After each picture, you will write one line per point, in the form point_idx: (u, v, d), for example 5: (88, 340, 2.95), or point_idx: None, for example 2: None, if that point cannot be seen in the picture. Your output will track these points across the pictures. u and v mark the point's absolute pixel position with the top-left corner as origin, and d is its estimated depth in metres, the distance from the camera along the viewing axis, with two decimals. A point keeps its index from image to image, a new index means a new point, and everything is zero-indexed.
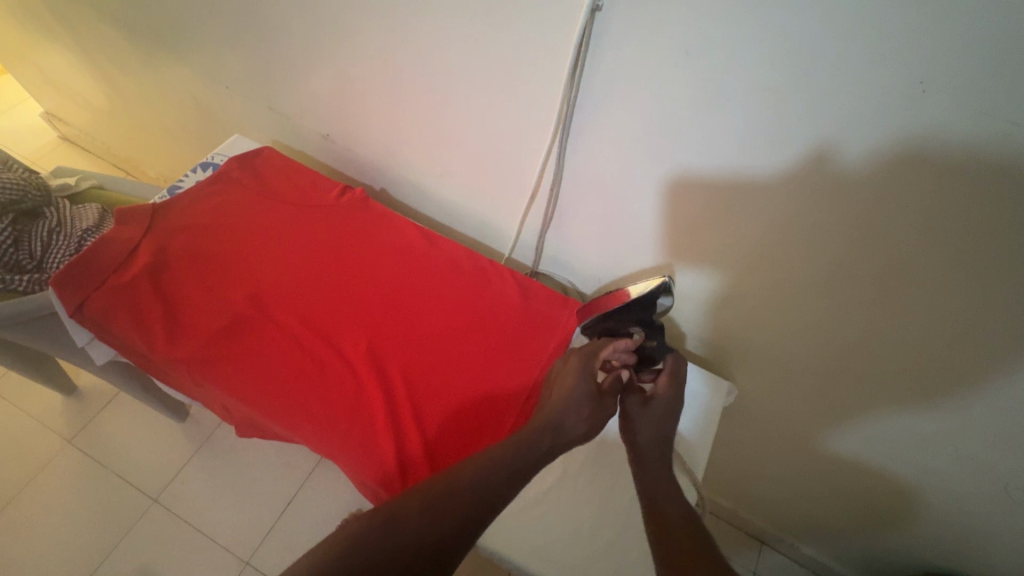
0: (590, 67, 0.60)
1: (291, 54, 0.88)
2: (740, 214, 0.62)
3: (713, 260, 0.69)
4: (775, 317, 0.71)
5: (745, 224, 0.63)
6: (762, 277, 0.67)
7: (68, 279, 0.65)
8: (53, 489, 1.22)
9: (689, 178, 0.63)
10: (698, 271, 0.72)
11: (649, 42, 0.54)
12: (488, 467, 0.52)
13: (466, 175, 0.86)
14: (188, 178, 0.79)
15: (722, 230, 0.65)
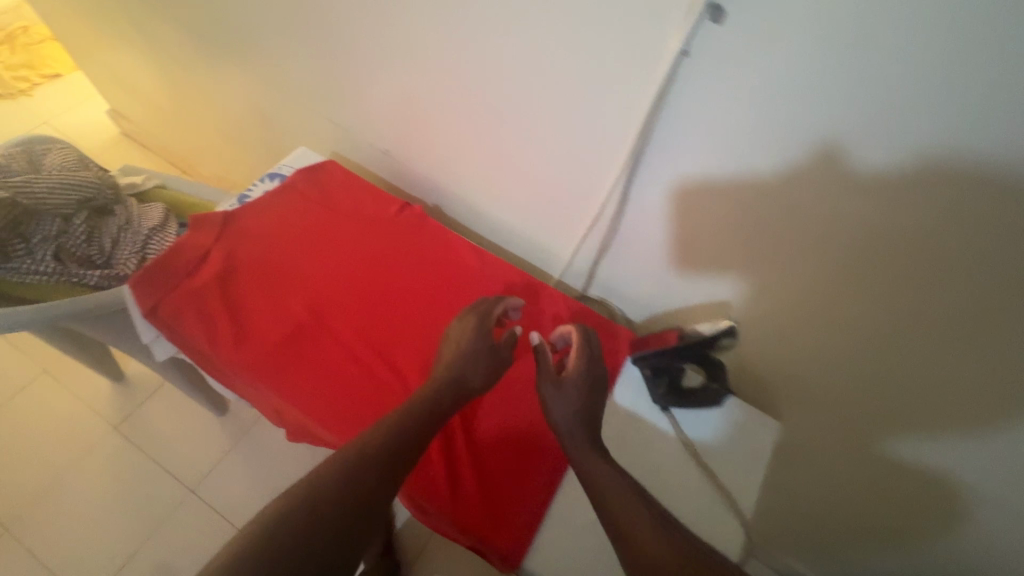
0: (665, 102, 0.60)
1: (360, 71, 0.91)
2: (807, 256, 0.61)
3: (774, 300, 0.68)
4: (834, 363, 0.69)
5: (812, 267, 0.62)
6: (825, 320, 0.65)
7: (145, 282, 0.68)
8: (97, 473, 1.27)
9: (757, 216, 0.62)
10: (757, 308, 0.71)
11: (730, 83, 0.54)
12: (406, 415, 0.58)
13: (524, 197, 0.87)
14: (256, 188, 0.83)
15: (787, 270, 0.64)
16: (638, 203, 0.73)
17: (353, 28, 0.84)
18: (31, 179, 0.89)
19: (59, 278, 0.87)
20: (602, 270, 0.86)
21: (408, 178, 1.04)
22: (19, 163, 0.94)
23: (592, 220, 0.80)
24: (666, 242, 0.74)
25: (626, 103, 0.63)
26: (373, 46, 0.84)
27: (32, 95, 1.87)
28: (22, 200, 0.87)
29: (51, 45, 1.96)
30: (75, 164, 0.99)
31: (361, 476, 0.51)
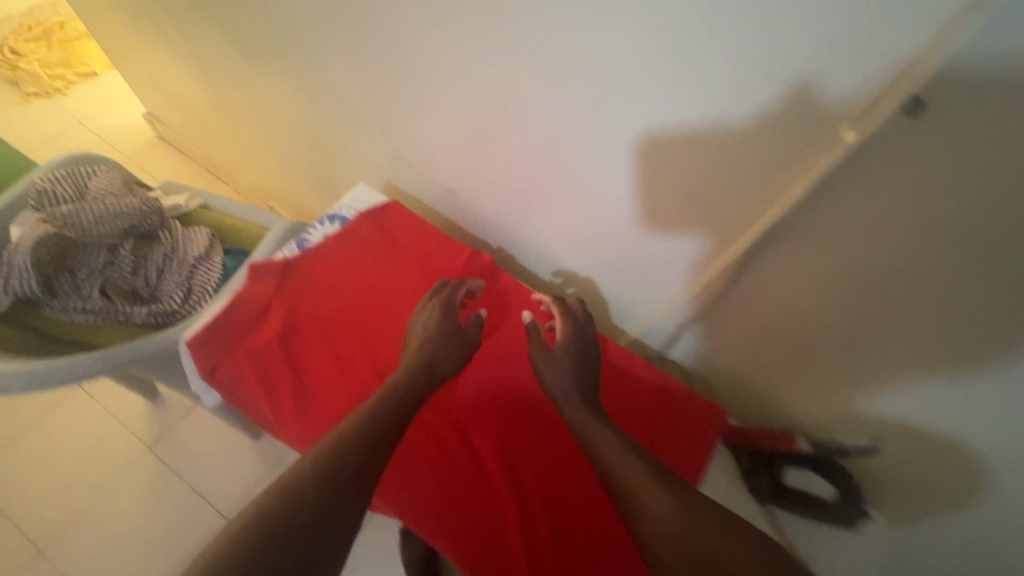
0: (815, 181, 0.46)
1: (410, 102, 0.78)
2: (988, 390, 0.46)
3: (921, 425, 0.53)
4: (996, 526, 0.51)
5: (992, 402, 0.47)
6: (992, 467, 0.50)
7: (204, 343, 0.64)
8: (127, 496, 1.24)
9: (914, 322, 0.49)
10: (893, 427, 0.56)
11: (919, 171, 0.40)
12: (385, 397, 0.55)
13: (602, 254, 0.74)
14: (313, 231, 0.76)
15: (952, 399, 0.49)
16: (739, 283, 0.61)
17: (396, 54, 0.72)
18: (76, 209, 0.84)
19: (105, 316, 0.84)
20: (685, 337, 0.74)
21: (455, 215, 0.92)
22: (65, 189, 0.90)
23: (677, 288, 0.69)
24: (769, 325, 0.62)
25: (745, 173, 0.51)
26: (418, 75, 0.72)
27: (67, 93, 1.84)
28: (68, 233, 0.82)
29: (86, 42, 1.92)
30: (119, 187, 0.94)
31: (364, 445, 0.49)
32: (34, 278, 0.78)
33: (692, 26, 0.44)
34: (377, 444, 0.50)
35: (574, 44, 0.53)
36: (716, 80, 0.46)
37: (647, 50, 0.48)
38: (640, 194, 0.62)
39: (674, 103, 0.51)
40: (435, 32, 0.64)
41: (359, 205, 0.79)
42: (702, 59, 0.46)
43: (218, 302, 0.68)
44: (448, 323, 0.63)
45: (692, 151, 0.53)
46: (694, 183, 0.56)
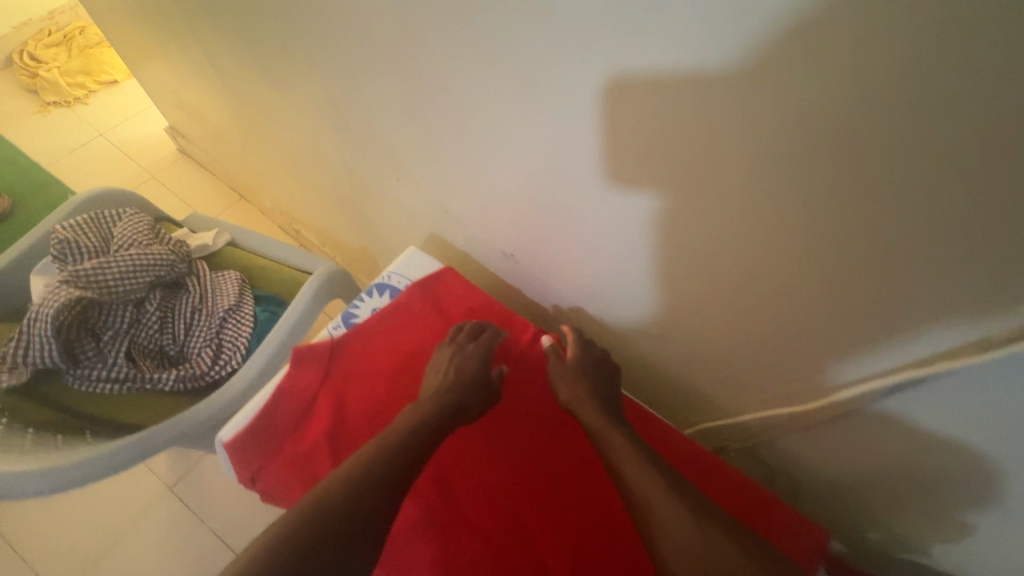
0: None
1: (466, 158, 0.68)
2: None
3: None
4: None
5: None
6: None
7: (243, 447, 0.58)
8: (149, 542, 1.17)
9: None
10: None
11: None
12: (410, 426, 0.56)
13: (693, 335, 0.65)
14: (362, 302, 0.69)
15: None
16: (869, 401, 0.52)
17: (456, 112, 0.62)
18: (100, 263, 0.77)
19: (130, 384, 0.76)
20: (781, 439, 0.66)
21: (510, 271, 0.84)
22: (88, 239, 0.83)
23: (785, 384, 0.60)
24: (898, 441, 0.54)
25: (905, 301, 0.42)
26: (480, 138, 0.63)
27: (88, 102, 1.78)
28: (90, 293, 0.75)
29: (107, 48, 1.85)
30: (145, 233, 0.87)
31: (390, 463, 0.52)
32: (54, 346, 0.71)
33: (873, 146, 0.34)
34: (401, 461, 0.52)
35: (691, 142, 0.43)
36: (894, 205, 0.36)
37: (797, 160, 0.39)
38: (753, 294, 0.53)
39: (824, 218, 0.41)
40: (507, 100, 0.54)
41: (411, 272, 0.71)
42: (878, 182, 0.36)
43: (260, 394, 0.61)
44: (472, 365, 0.62)
45: (837, 269, 0.44)
46: (832, 298, 0.47)
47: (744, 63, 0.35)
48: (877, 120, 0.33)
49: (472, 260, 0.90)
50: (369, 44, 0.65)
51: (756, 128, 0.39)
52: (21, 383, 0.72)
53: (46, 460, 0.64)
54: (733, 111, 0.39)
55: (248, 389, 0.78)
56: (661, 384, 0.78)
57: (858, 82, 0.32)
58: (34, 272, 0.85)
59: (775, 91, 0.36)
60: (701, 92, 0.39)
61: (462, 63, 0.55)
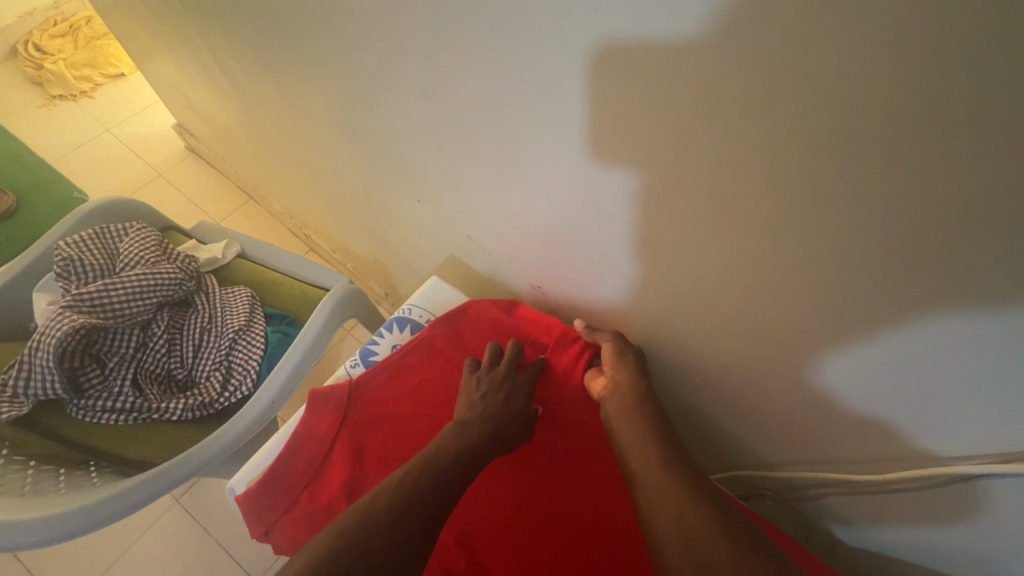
0: None
1: (498, 178, 0.64)
2: None
3: None
4: None
5: None
6: None
7: (256, 501, 0.54)
8: (156, 556, 1.14)
9: None
10: None
11: None
12: (455, 442, 0.54)
13: (734, 378, 0.61)
14: (382, 337, 0.67)
15: None
16: (937, 466, 0.48)
17: (493, 136, 0.59)
18: (104, 287, 0.73)
19: (136, 414, 0.73)
20: (829, 495, 0.61)
21: (534, 300, 0.80)
22: (93, 257, 0.80)
23: (834, 437, 0.56)
24: (963, 514, 0.50)
25: (998, 366, 0.39)
26: (519, 165, 0.59)
27: (93, 96, 1.73)
28: (95, 318, 0.71)
29: (112, 40, 1.80)
30: (152, 249, 0.83)
31: (433, 478, 0.49)
32: (57, 377, 0.67)
33: (981, 205, 0.32)
34: (445, 473, 0.50)
35: (770, 183, 0.40)
36: (996, 268, 0.34)
37: (890, 213, 0.36)
38: (815, 341, 0.49)
39: (906, 273, 0.38)
40: (556, 129, 0.51)
41: (433, 305, 0.69)
42: (981, 242, 0.33)
43: (273, 442, 0.57)
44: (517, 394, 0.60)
45: (922, 328, 0.41)
46: (909, 350, 0.43)
47: (842, 109, 0.33)
48: (1000, 178, 0.30)
49: (493, 284, 0.85)
50: (396, 61, 0.61)
51: (848, 175, 0.36)
52: (21, 414, 0.68)
53: (48, 506, 0.60)
54: (824, 156, 0.36)
55: (261, 417, 0.75)
56: (693, 426, 0.74)
57: (976, 142, 0.30)
58: (38, 289, 0.81)
59: (874, 142, 0.33)
60: (787, 135, 0.36)
61: (506, 87, 0.51)
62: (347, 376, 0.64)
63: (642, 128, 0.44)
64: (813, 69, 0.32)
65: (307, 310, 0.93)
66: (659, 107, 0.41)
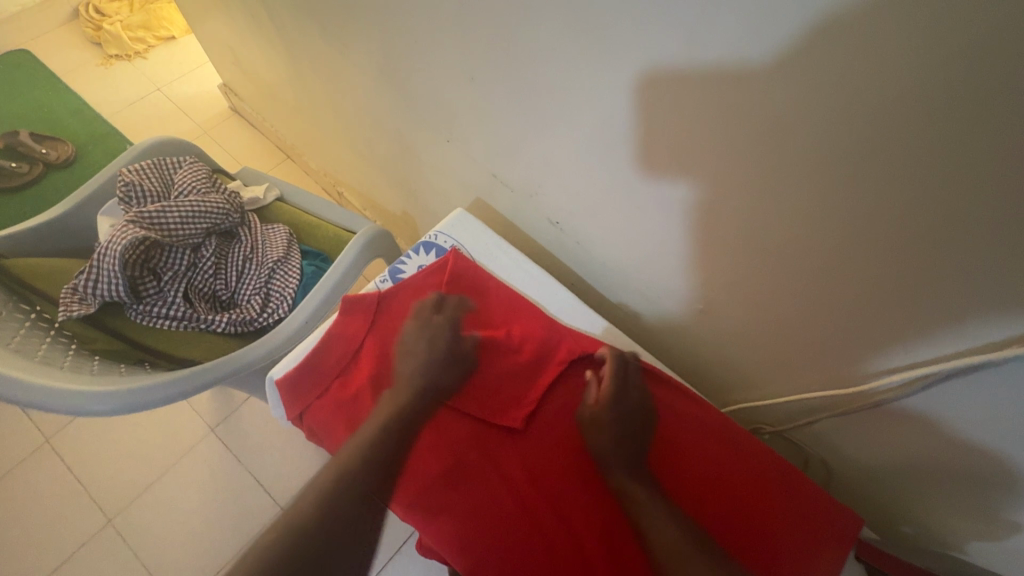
0: None
1: (521, 113, 0.69)
2: None
3: None
4: None
5: None
6: None
7: (293, 386, 0.62)
8: (191, 477, 1.24)
9: None
10: None
11: None
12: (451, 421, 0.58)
13: (735, 311, 0.65)
14: (408, 260, 0.74)
15: None
16: (898, 372, 0.53)
17: (522, 72, 0.63)
18: (162, 208, 0.81)
19: (185, 323, 0.80)
20: (814, 423, 0.65)
21: (552, 243, 0.85)
22: (151, 184, 0.88)
23: (826, 365, 0.60)
24: (930, 424, 0.54)
25: (959, 274, 0.43)
26: (545, 101, 0.64)
27: (147, 57, 1.84)
28: (154, 234, 0.79)
29: (165, 3, 1.89)
30: (203, 182, 0.90)
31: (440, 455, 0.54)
32: (120, 282, 0.75)
33: (962, 104, 0.34)
34: None
35: (775, 97, 0.43)
36: (955, 169, 0.37)
37: (882, 120, 0.39)
38: (811, 264, 0.53)
39: (885, 187, 0.42)
40: (581, 60, 0.55)
41: (457, 234, 0.76)
42: (964, 142, 0.36)
43: (311, 338, 0.65)
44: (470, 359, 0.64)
45: (897, 246, 0.45)
46: (886, 270, 0.47)
47: (834, 22, 0.36)
48: (956, 76, 0.34)
49: (516, 228, 0.90)
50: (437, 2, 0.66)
51: (835, 91, 0.39)
52: (88, 313, 0.75)
53: (111, 385, 0.67)
54: (815, 70, 0.39)
55: (295, 335, 0.82)
56: (699, 365, 0.78)
57: (943, 47, 0.33)
58: (101, 213, 0.89)
59: (858, 54, 0.37)
60: (793, 44, 0.39)
61: (541, 23, 0.56)
62: (377, 290, 0.71)
63: (660, 50, 0.47)
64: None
65: (339, 249, 0.99)
66: (677, 26, 0.45)
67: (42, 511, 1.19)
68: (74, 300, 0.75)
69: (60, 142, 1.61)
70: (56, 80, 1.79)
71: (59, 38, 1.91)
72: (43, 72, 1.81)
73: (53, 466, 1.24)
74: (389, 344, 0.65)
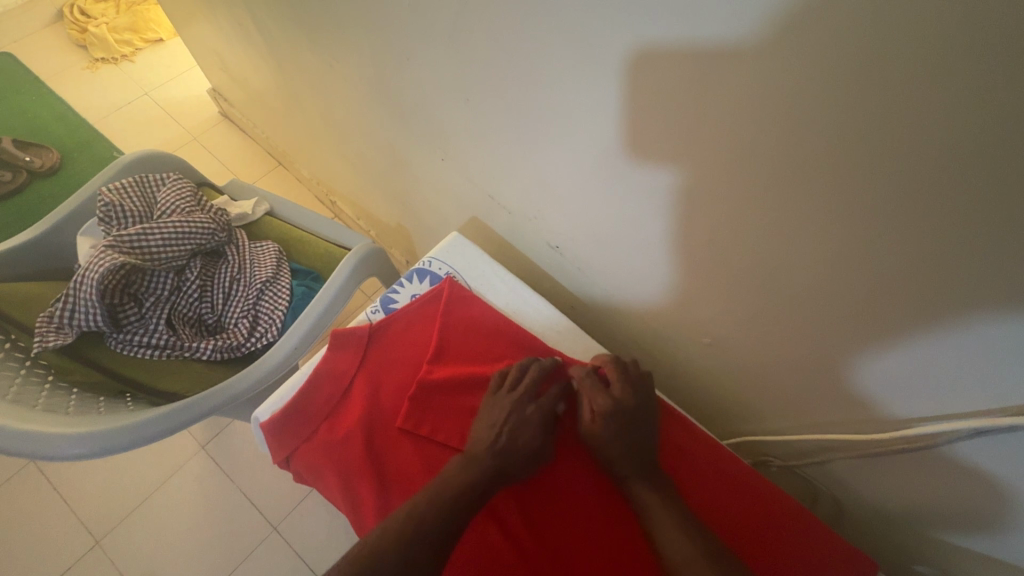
0: None
1: (519, 134, 0.65)
2: None
3: None
4: None
5: None
6: None
7: (279, 429, 0.59)
8: (180, 497, 1.21)
9: None
10: None
11: None
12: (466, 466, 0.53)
13: (746, 343, 0.62)
14: (401, 288, 0.71)
15: None
16: (925, 424, 0.51)
17: (520, 92, 0.60)
18: (143, 230, 0.77)
19: (169, 351, 0.77)
20: (831, 460, 0.62)
21: (552, 264, 0.81)
22: (132, 203, 0.84)
23: (842, 404, 0.57)
24: (956, 470, 0.51)
25: (992, 325, 0.40)
26: (545, 123, 0.60)
27: (134, 61, 1.79)
28: (134, 259, 0.75)
29: (151, 5, 1.84)
30: (187, 200, 0.87)
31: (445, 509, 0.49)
32: (99, 311, 0.71)
33: (1004, 152, 0.31)
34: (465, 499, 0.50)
35: (797, 131, 0.40)
36: (992, 218, 0.34)
37: (913, 164, 0.36)
38: (830, 301, 0.49)
39: (912, 231, 0.39)
40: (584, 84, 0.52)
41: (452, 260, 0.72)
42: (1003, 192, 0.33)
43: (298, 375, 0.62)
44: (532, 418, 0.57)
45: (924, 291, 0.42)
46: (910, 314, 0.44)
47: (862, 60, 0.33)
48: (997, 124, 0.31)
49: (514, 248, 0.86)
50: (430, 16, 0.62)
51: (861, 131, 0.36)
52: (65, 344, 0.72)
53: (89, 424, 0.64)
54: (840, 108, 0.36)
55: (284, 362, 0.78)
56: (705, 394, 0.75)
57: (984, 93, 0.30)
58: (81, 232, 0.85)
59: (887, 95, 0.34)
60: (821, 77, 0.36)
61: (542, 44, 0.52)
62: (369, 321, 0.68)
63: (669, 79, 0.44)
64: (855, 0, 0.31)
65: (331, 267, 0.95)
66: (691, 51, 0.41)
67: (28, 534, 1.16)
68: (50, 329, 0.72)
69: (44, 149, 1.56)
70: (40, 84, 1.74)
71: (44, 41, 1.86)
72: (26, 76, 1.76)
73: (38, 487, 1.21)
74: (384, 382, 0.62)
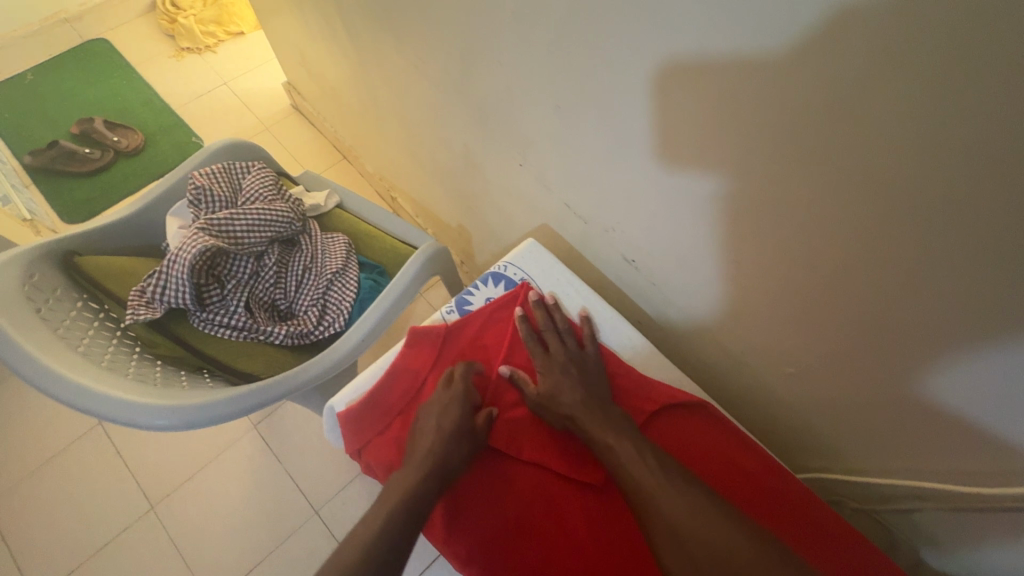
0: None
1: (604, 147, 0.65)
2: None
3: None
4: None
5: None
6: None
7: (354, 423, 0.61)
8: (230, 473, 1.25)
9: None
10: None
11: None
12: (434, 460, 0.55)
13: (830, 377, 0.60)
14: (477, 290, 0.72)
15: None
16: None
17: (610, 106, 0.59)
18: (230, 215, 0.81)
19: (245, 333, 0.80)
20: (917, 509, 0.59)
21: (622, 277, 0.80)
22: (221, 189, 0.88)
23: (935, 451, 0.54)
24: None
25: None
26: (633, 139, 0.60)
27: (217, 52, 1.88)
28: (221, 242, 0.79)
29: None
30: (270, 188, 0.90)
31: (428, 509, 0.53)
32: (187, 289, 0.75)
33: None
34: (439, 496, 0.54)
35: (927, 171, 0.37)
36: None
37: None
38: (931, 346, 0.47)
39: None
40: (686, 105, 0.50)
41: (529, 266, 0.73)
42: None
43: (373, 369, 0.64)
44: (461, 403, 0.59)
45: None
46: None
47: (1002, 107, 0.32)
48: None
49: (582, 257, 0.86)
50: (525, 28, 0.63)
51: (994, 177, 0.34)
52: (154, 318, 0.76)
53: (178, 398, 0.67)
54: (973, 152, 0.34)
55: (352, 353, 0.80)
56: (776, 423, 0.72)
57: None
58: (170, 214, 0.89)
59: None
60: (957, 120, 0.34)
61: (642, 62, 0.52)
62: (443, 320, 0.69)
63: (779, 108, 0.43)
64: (1013, 48, 0.30)
65: (397, 264, 0.97)
66: (814, 85, 0.40)
67: (92, 493, 1.23)
68: (141, 303, 0.76)
69: (131, 130, 1.67)
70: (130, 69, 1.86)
71: (136, 30, 1.98)
72: (119, 62, 1.88)
73: (103, 449, 1.28)
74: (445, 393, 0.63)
